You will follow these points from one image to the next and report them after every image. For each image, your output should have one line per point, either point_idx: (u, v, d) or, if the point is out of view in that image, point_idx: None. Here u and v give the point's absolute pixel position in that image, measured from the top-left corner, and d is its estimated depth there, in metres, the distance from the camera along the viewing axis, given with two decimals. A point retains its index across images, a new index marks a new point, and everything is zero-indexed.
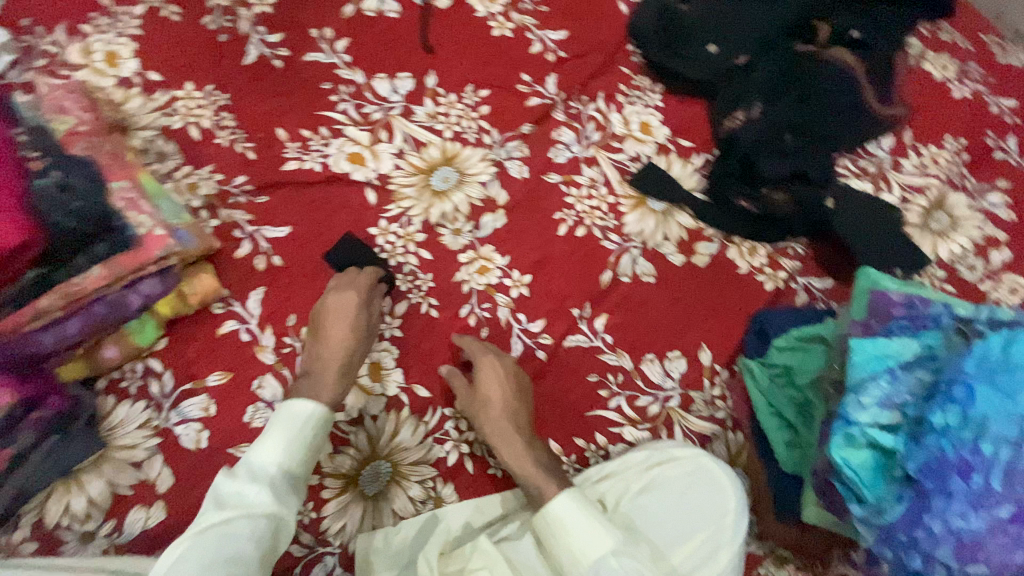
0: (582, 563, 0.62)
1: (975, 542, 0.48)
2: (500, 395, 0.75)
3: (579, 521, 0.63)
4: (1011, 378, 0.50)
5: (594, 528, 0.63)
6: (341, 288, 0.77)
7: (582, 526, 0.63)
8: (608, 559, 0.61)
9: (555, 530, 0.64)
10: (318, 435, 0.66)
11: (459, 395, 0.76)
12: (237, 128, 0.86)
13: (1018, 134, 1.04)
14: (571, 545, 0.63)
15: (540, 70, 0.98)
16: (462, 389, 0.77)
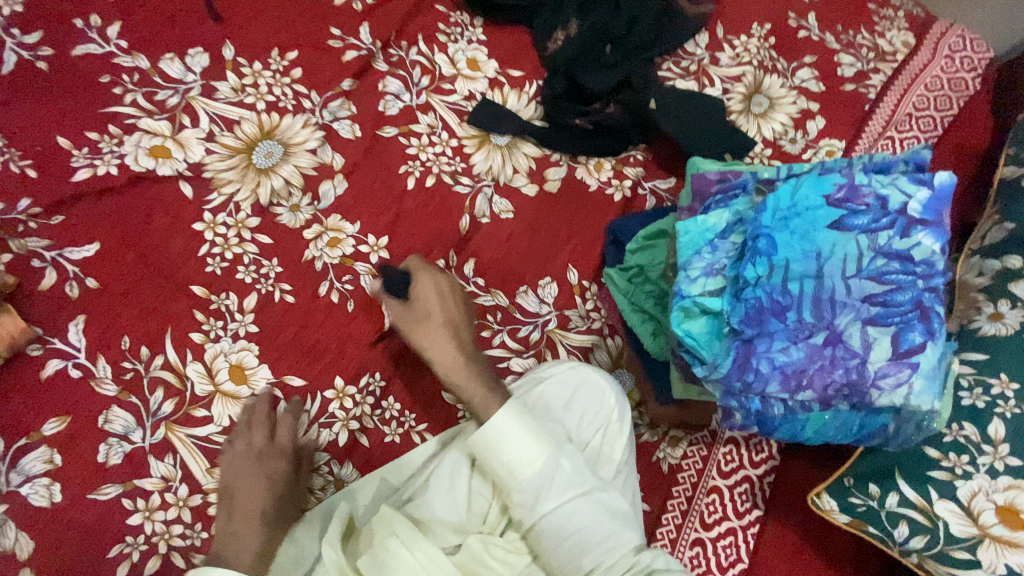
0: (523, 475, 0.60)
1: (797, 370, 0.54)
2: (441, 308, 0.72)
3: (510, 436, 0.60)
4: (803, 221, 0.56)
5: (528, 441, 0.61)
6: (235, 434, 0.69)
7: (520, 440, 0.60)
8: (551, 466, 0.60)
9: (488, 449, 0.61)
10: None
11: (391, 312, 0.73)
12: (8, 147, 0.75)
13: (814, 12, 1.14)
14: (511, 460, 0.60)
15: (350, 21, 0.92)
16: (395, 307, 0.73)
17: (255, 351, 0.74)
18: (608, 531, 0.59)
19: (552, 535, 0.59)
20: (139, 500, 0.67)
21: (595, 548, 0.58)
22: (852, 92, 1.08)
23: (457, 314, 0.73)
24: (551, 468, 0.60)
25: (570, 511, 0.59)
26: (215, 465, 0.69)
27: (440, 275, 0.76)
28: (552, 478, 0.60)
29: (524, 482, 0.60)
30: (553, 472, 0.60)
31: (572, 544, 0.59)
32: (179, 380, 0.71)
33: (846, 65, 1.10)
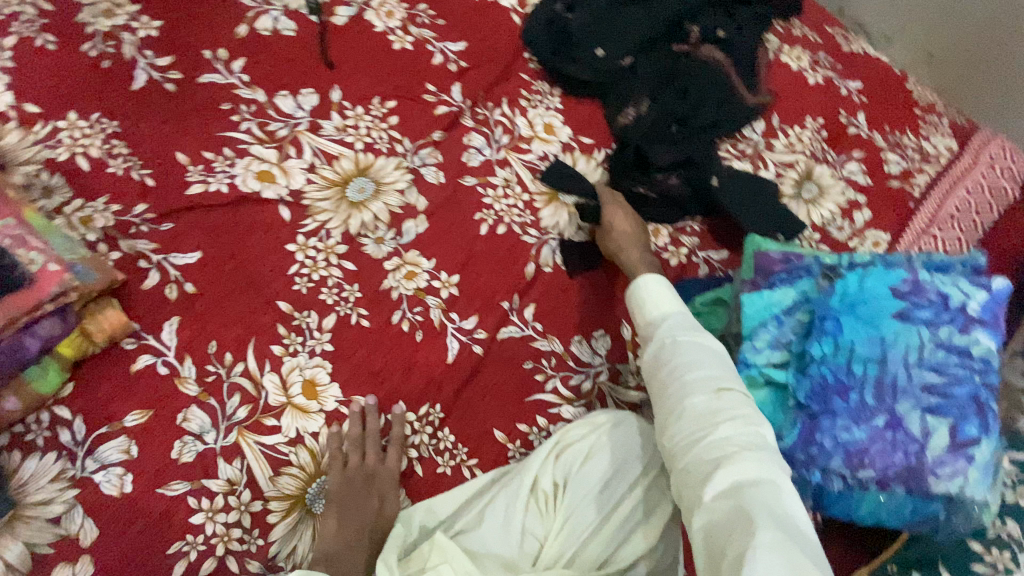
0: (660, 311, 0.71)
1: (859, 449, 0.57)
2: (624, 225, 0.92)
3: (656, 283, 0.74)
4: (868, 308, 0.61)
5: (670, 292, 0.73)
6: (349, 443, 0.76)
7: (661, 296, 0.72)
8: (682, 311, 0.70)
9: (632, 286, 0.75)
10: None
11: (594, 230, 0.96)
12: (131, 155, 0.82)
13: (864, 111, 1.22)
14: (647, 305, 0.72)
15: (444, 80, 1.01)
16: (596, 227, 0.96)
17: (327, 369, 0.79)
18: (720, 374, 0.61)
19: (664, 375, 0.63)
20: (204, 500, 0.70)
21: (704, 393, 0.60)
22: (898, 189, 1.15)
23: (631, 228, 0.91)
24: (674, 322, 0.69)
25: (684, 352, 0.64)
26: (279, 474, 0.73)
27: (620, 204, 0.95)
28: (684, 319, 0.69)
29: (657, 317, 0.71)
30: (677, 322, 0.69)
31: (683, 381, 0.61)
32: (255, 389, 0.75)
33: (893, 163, 1.17)
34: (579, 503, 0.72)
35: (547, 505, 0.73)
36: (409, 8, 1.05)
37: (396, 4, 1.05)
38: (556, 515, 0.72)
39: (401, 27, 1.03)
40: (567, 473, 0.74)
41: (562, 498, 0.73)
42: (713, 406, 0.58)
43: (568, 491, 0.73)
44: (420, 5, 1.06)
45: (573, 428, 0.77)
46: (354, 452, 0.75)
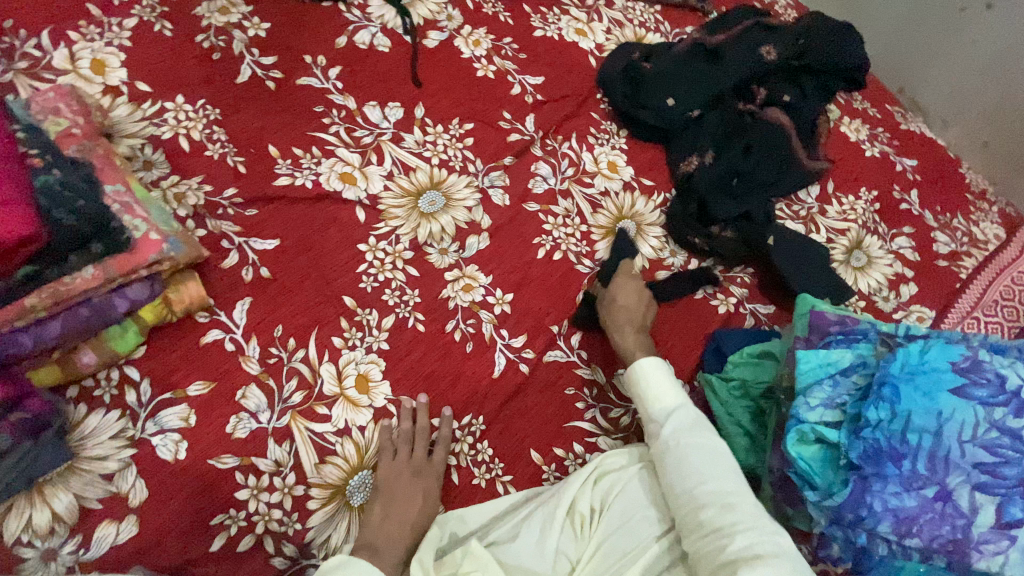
0: (660, 405, 0.78)
1: (909, 516, 0.57)
2: (626, 297, 0.89)
3: (655, 376, 0.79)
4: (927, 378, 0.61)
5: (670, 385, 0.79)
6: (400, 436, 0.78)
7: (663, 385, 0.79)
8: (681, 406, 0.77)
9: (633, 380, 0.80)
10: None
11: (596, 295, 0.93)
12: (228, 142, 0.88)
13: (918, 189, 1.24)
14: (649, 398, 0.79)
15: (519, 109, 1.07)
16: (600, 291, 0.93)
17: (381, 366, 0.82)
18: (724, 484, 0.67)
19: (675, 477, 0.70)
20: (251, 477, 0.72)
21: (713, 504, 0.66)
22: (945, 269, 1.16)
23: (634, 302, 0.89)
24: (677, 415, 0.76)
25: (689, 455, 0.71)
26: (323, 462, 0.75)
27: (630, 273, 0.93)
28: (683, 416, 0.76)
29: (659, 410, 0.77)
30: (677, 419, 0.75)
31: (692, 496, 0.68)
32: (311, 375, 0.78)
33: (942, 243, 1.19)
34: (615, 530, 0.73)
35: (582, 527, 0.74)
36: (494, 39, 1.11)
37: (483, 35, 1.11)
38: (591, 540, 0.73)
39: (486, 56, 1.09)
40: (604, 499, 0.76)
41: (597, 522, 0.75)
42: (722, 518, 0.64)
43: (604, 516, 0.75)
44: (505, 38, 1.12)
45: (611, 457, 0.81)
46: (404, 446, 0.77)
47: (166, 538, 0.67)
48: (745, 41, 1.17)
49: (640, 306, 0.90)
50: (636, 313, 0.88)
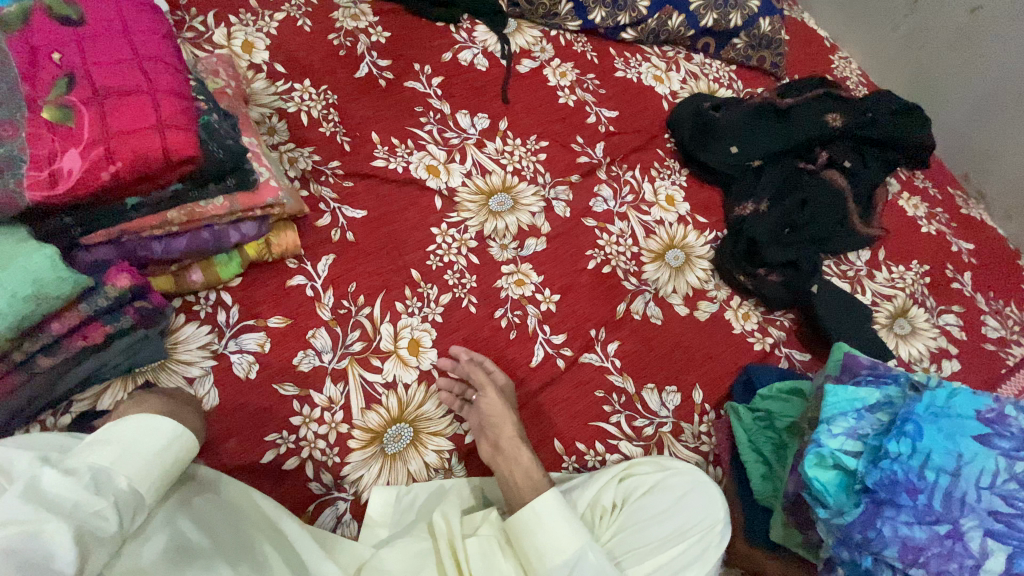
0: (561, 554, 0.69)
1: (918, 546, 0.60)
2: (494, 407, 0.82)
3: (551, 516, 0.70)
4: (950, 422, 0.64)
5: (568, 529, 0.70)
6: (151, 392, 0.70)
7: (557, 534, 0.70)
8: (583, 553, 0.69)
9: (527, 528, 0.71)
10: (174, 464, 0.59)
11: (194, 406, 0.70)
12: (339, 124, 1.01)
13: (972, 271, 1.25)
14: (546, 550, 0.69)
15: (592, 136, 1.16)
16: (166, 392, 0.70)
17: (432, 335, 0.90)
18: None
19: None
20: (306, 406, 0.80)
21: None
22: (992, 352, 1.15)
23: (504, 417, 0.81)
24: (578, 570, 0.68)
25: None
26: (368, 408, 0.82)
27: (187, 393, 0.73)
28: (585, 565, 0.68)
29: (561, 560, 0.69)
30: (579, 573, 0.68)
31: None
32: (372, 331, 0.87)
33: (991, 327, 1.18)
34: (630, 529, 0.74)
35: (601, 517, 0.76)
36: (579, 74, 1.23)
37: (569, 68, 1.23)
38: (605, 531, 0.74)
39: (569, 87, 1.21)
40: (627, 497, 0.77)
41: (614, 518, 0.75)
42: None
43: (622, 513, 0.75)
44: (589, 74, 1.24)
45: (642, 463, 0.80)
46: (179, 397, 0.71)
47: (228, 442, 0.76)
48: (813, 108, 1.25)
49: (505, 415, 0.82)
50: (501, 428, 0.81)
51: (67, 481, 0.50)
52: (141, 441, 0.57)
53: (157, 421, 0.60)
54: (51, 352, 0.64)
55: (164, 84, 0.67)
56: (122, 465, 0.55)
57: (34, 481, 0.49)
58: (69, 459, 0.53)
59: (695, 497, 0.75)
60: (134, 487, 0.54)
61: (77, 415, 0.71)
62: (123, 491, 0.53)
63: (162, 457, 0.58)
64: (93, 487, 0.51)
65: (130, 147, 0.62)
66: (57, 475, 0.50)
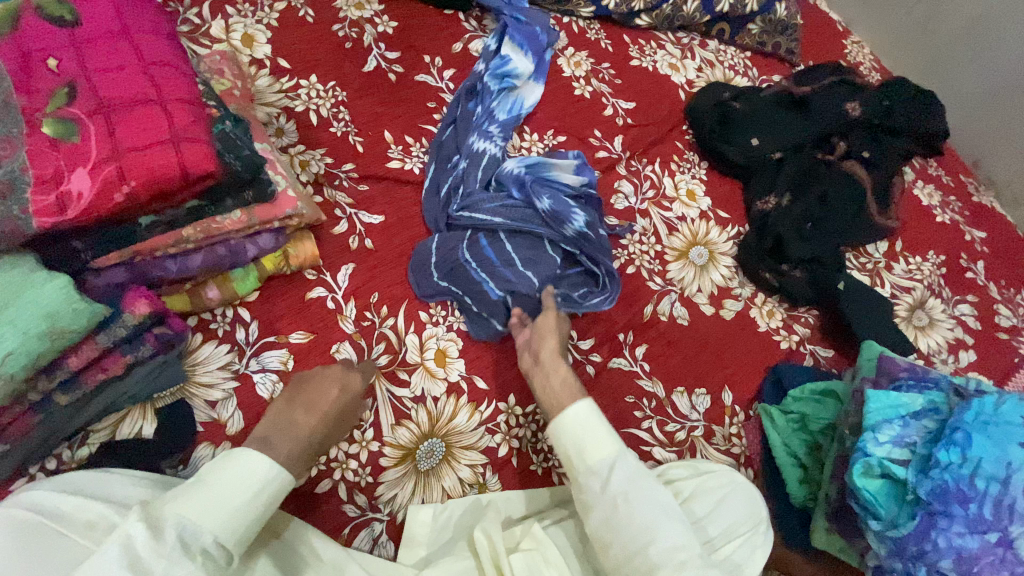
0: (601, 454, 0.67)
1: (971, 556, 0.60)
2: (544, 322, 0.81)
3: (592, 425, 0.69)
4: (999, 429, 0.64)
5: (607, 433, 0.69)
6: (315, 373, 0.68)
7: (599, 438, 0.68)
8: (623, 457, 0.67)
9: (568, 428, 0.69)
10: (266, 508, 0.57)
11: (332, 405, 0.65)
12: (350, 122, 0.96)
13: (985, 260, 1.25)
14: (587, 447, 0.68)
15: (610, 130, 1.12)
16: (317, 381, 0.67)
17: (458, 345, 0.86)
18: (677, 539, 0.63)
19: (622, 540, 0.63)
20: None
21: (666, 565, 0.61)
22: (1006, 342, 1.16)
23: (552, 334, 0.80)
24: (620, 468, 0.67)
25: (641, 510, 0.64)
26: (397, 424, 0.79)
27: (347, 377, 0.68)
28: (626, 467, 0.67)
29: (601, 458, 0.67)
30: (620, 471, 0.66)
31: (643, 557, 0.62)
32: (397, 343, 0.84)
33: (1005, 316, 1.19)
34: None
35: None
36: (594, 63, 1.18)
37: (584, 57, 1.18)
38: None
39: (584, 77, 1.16)
40: None
41: None
42: None
43: None
44: (603, 63, 1.19)
45: (677, 466, 0.79)
46: (336, 383, 0.67)
47: None
48: (831, 97, 1.23)
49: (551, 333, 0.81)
50: (544, 343, 0.79)
51: (158, 543, 0.49)
52: (234, 488, 0.54)
53: (253, 461, 0.57)
54: (68, 389, 0.60)
55: (176, 92, 0.62)
56: (212, 516, 0.52)
57: (126, 543, 0.48)
58: (164, 506, 0.51)
59: (735, 499, 0.76)
60: (221, 544, 0.53)
61: (97, 449, 0.67)
62: (210, 548, 0.52)
63: (248, 501, 0.55)
64: (182, 547, 0.50)
65: (144, 164, 0.57)
66: (146, 536, 0.49)
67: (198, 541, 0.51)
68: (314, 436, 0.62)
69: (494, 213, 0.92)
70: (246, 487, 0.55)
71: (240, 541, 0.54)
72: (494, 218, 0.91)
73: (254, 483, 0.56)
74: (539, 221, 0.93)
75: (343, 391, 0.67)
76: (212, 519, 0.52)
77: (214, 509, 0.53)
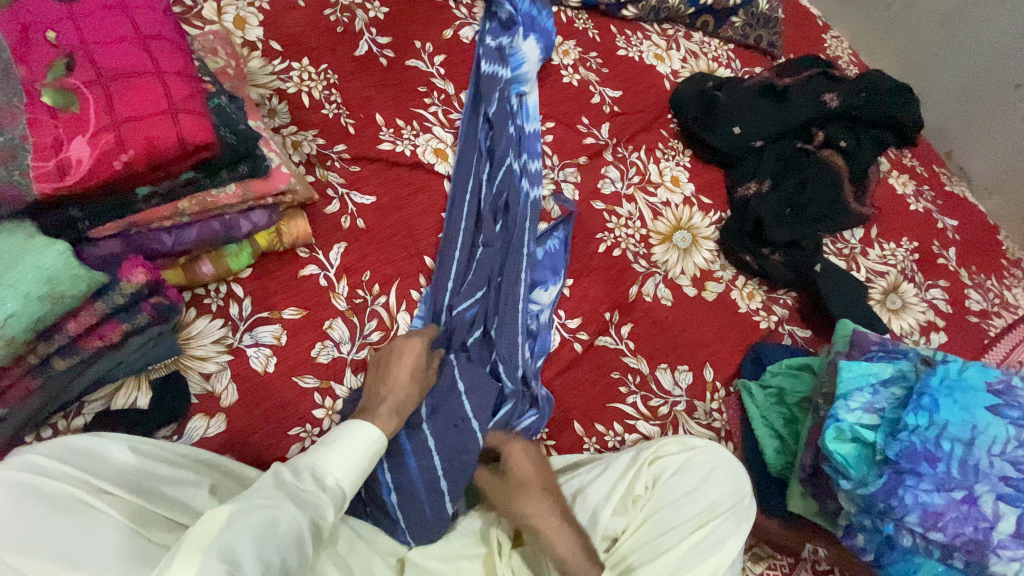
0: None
1: (937, 512, 0.64)
2: (535, 476, 0.75)
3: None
4: (962, 394, 0.67)
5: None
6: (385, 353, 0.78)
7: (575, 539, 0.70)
8: None
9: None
10: (372, 462, 0.63)
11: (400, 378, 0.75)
12: (342, 105, 0.97)
13: (956, 247, 1.30)
14: None
15: (597, 117, 1.15)
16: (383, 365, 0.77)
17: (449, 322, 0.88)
18: None
19: None
20: (327, 399, 0.78)
21: None
22: (975, 324, 1.20)
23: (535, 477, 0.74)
24: None
25: None
26: None
27: (408, 349, 0.78)
28: None
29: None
30: None
31: None
32: (389, 320, 0.85)
33: (975, 300, 1.24)
34: (666, 508, 0.75)
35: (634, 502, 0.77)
36: (582, 52, 1.21)
37: (572, 46, 1.21)
38: (638, 512, 0.76)
39: (572, 66, 1.18)
40: (657, 478, 0.77)
41: (648, 500, 0.76)
42: None
43: (655, 494, 0.76)
44: (591, 52, 1.22)
45: (668, 443, 0.81)
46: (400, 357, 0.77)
47: (252, 437, 0.74)
48: (810, 88, 1.27)
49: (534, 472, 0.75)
50: (531, 490, 0.73)
51: (298, 479, 0.56)
52: (351, 442, 0.61)
53: (353, 425, 0.63)
54: (66, 354, 0.61)
55: (172, 66, 0.64)
56: (337, 462, 0.60)
57: (275, 476, 0.56)
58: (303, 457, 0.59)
59: (722, 474, 0.78)
60: (341, 486, 0.59)
61: (93, 417, 0.69)
62: (335, 488, 0.59)
63: (360, 455, 0.61)
64: (317, 485, 0.57)
65: (142, 134, 0.59)
66: (289, 474, 0.57)
67: (325, 481, 0.58)
68: (391, 403, 0.73)
69: (471, 269, 0.92)
70: (356, 444, 0.62)
71: (355, 487, 0.61)
72: (473, 279, 0.91)
73: (359, 440, 0.62)
74: (479, 330, 0.88)
75: (409, 361, 0.77)
76: (338, 466, 0.60)
77: (339, 456, 0.60)
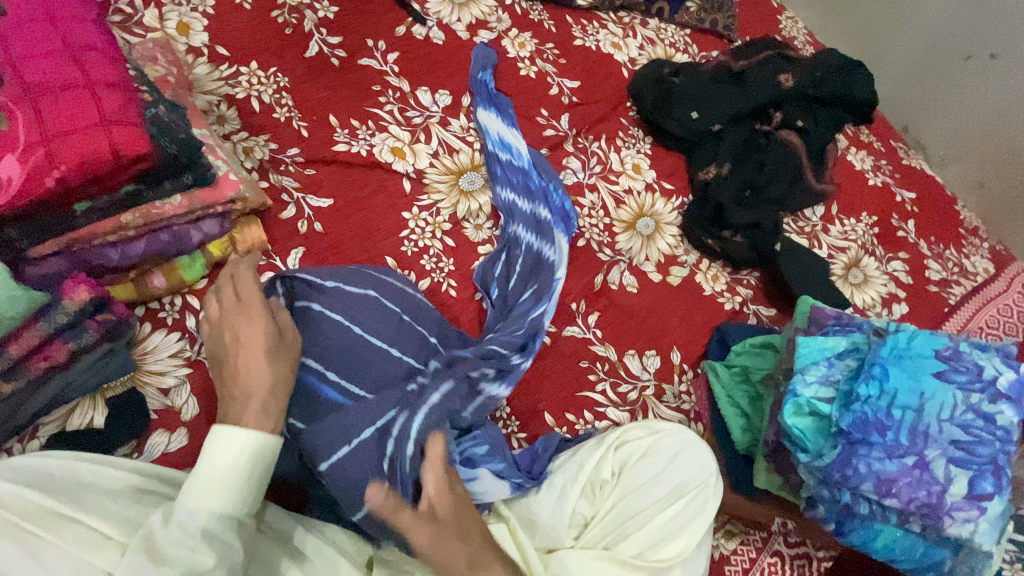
0: None
1: (890, 479, 0.66)
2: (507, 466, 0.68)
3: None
4: (912, 362, 0.69)
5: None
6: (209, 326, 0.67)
7: None
8: None
9: None
10: (256, 470, 0.58)
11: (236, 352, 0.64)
12: (293, 108, 0.96)
13: (914, 219, 1.32)
14: None
15: (556, 108, 1.15)
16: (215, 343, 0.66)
17: None
18: None
19: None
20: None
21: None
22: (935, 293, 1.23)
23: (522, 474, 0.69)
24: None
25: None
26: None
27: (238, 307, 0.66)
28: None
29: None
30: None
31: None
32: None
33: (934, 270, 1.26)
34: (635, 491, 0.76)
35: (602, 492, 0.77)
36: (537, 44, 1.20)
37: (527, 38, 1.20)
38: (606, 502, 0.76)
39: (529, 58, 1.18)
40: (624, 464, 0.79)
41: (616, 487, 0.77)
42: None
43: (623, 480, 0.77)
44: (547, 43, 1.21)
45: (632, 427, 0.83)
46: (229, 324, 0.65)
47: None
48: (766, 70, 1.28)
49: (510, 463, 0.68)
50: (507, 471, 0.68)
51: (166, 530, 0.53)
52: (220, 473, 0.56)
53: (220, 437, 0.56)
54: (10, 377, 0.61)
55: (104, 76, 0.63)
56: (205, 493, 0.55)
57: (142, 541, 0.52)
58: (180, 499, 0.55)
59: (688, 455, 0.79)
60: (220, 518, 0.55)
61: (46, 441, 0.67)
62: (212, 523, 0.54)
63: (237, 462, 0.56)
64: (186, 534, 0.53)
65: (73, 148, 0.59)
66: (158, 528, 0.53)
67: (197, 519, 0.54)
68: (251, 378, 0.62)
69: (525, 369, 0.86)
70: (229, 458, 0.56)
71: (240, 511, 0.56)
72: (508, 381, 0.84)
73: (234, 451, 0.56)
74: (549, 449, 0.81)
75: (247, 322, 0.65)
76: (209, 499, 0.55)
77: (208, 483, 0.55)
